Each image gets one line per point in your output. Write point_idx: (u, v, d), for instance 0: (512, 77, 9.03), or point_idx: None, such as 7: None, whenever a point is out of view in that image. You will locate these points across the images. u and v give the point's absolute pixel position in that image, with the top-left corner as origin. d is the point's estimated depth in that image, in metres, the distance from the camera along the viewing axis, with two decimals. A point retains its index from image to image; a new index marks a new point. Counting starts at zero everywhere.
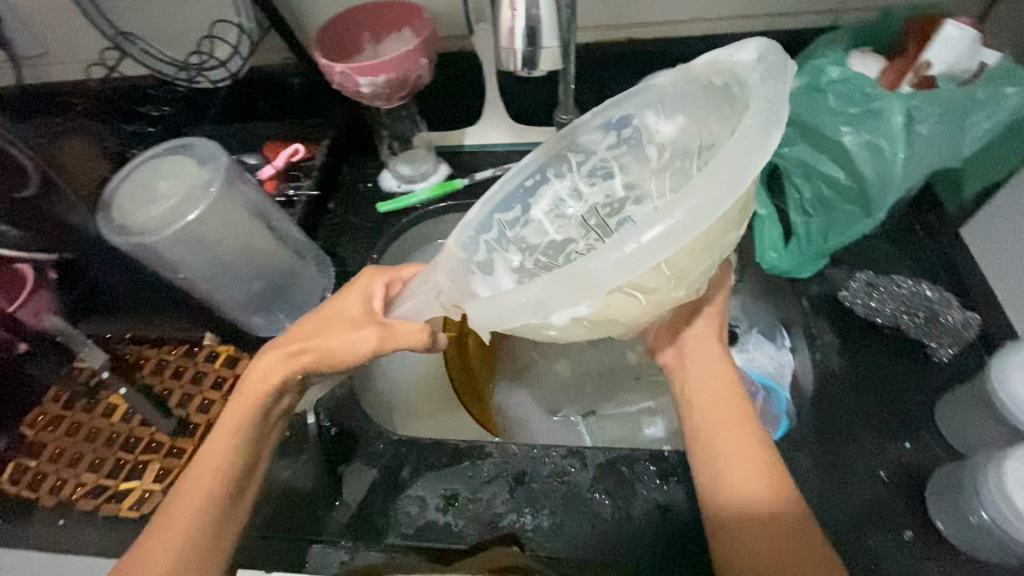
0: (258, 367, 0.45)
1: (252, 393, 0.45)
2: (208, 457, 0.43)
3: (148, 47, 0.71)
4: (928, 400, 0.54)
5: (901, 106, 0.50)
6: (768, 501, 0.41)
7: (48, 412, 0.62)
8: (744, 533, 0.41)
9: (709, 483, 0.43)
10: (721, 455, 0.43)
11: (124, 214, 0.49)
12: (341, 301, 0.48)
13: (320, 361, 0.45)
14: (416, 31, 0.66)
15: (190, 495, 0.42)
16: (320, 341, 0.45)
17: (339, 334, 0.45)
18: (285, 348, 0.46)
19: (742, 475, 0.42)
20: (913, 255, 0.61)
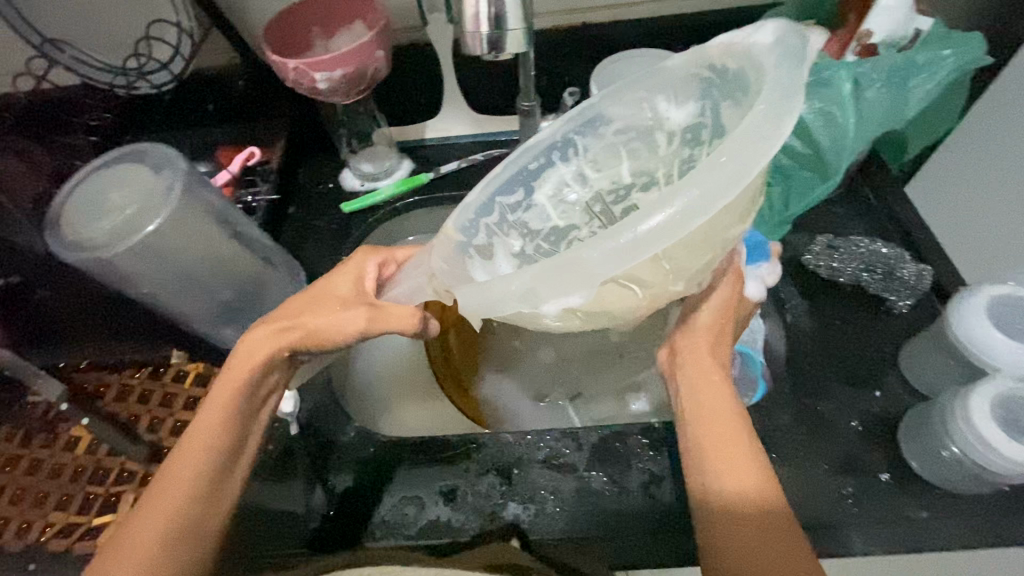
0: (246, 342, 0.43)
1: (238, 369, 0.43)
2: (194, 434, 0.41)
3: (80, 54, 0.66)
4: (892, 350, 0.57)
5: (848, 74, 0.54)
6: (755, 503, 0.37)
7: (2, 453, 0.57)
8: (730, 533, 0.37)
9: (698, 481, 0.39)
10: (711, 454, 0.39)
11: (74, 228, 0.46)
12: (330, 283, 0.47)
13: (307, 338, 0.44)
14: (369, 23, 0.64)
15: (171, 484, 0.39)
16: (309, 318, 0.44)
17: (326, 310, 0.44)
18: (272, 323, 0.44)
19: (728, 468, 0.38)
20: (867, 216, 0.65)
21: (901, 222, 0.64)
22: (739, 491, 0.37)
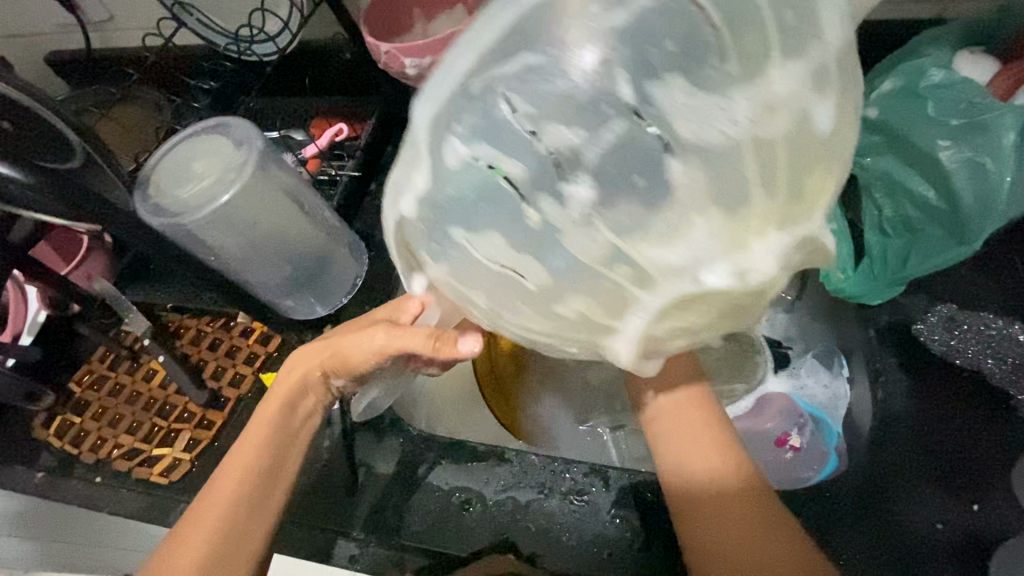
0: (291, 362, 0.46)
1: (278, 399, 0.46)
2: (230, 464, 0.43)
3: (203, 17, 0.70)
4: (1007, 459, 0.47)
5: (1016, 121, 0.44)
6: (736, 494, 0.36)
7: (94, 371, 0.64)
8: (711, 535, 0.36)
9: (679, 486, 0.38)
10: (693, 454, 0.38)
11: (160, 191, 0.51)
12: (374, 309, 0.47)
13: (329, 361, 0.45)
14: (468, 9, 0.62)
15: (204, 514, 0.41)
16: (331, 342, 0.45)
17: (349, 337, 0.44)
18: (306, 350, 0.46)
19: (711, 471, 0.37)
20: (1011, 289, 0.53)
21: None
22: (708, 482, 0.37)
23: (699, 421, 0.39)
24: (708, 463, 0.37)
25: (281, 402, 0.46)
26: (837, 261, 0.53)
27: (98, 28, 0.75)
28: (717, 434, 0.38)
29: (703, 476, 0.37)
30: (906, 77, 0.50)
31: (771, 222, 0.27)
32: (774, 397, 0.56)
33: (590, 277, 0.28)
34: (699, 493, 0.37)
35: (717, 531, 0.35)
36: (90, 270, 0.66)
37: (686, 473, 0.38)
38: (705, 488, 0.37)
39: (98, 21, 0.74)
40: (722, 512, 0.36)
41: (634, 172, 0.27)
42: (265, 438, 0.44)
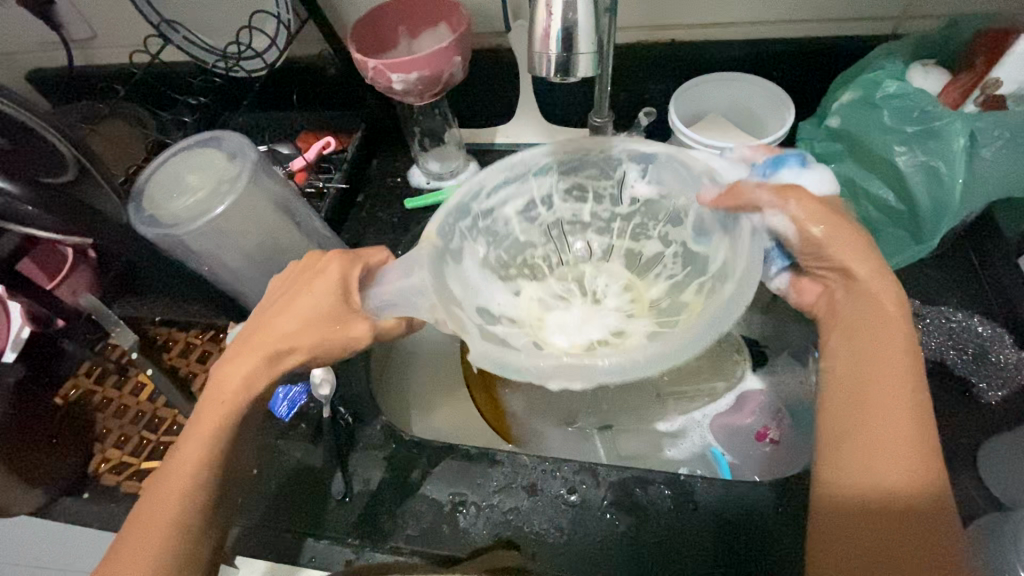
0: (237, 371, 0.44)
1: (227, 400, 0.43)
2: (175, 468, 0.42)
3: (191, 35, 0.70)
4: (971, 443, 0.50)
5: (965, 127, 0.47)
6: (901, 487, 0.37)
7: (80, 386, 0.64)
8: (850, 519, 0.38)
9: (831, 468, 0.40)
10: (854, 436, 0.40)
11: (154, 205, 0.52)
12: (313, 296, 0.46)
13: (274, 353, 0.45)
14: (451, 27, 0.64)
15: (168, 502, 0.41)
16: (286, 330, 0.45)
17: (306, 329, 0.45)
18: (268, 338, 0.45)
19: (868, 458, 0.38)
20: (966, 285, 0.57)
21: (1007, 297, 0.56)
22: (903, 485, 0.37)
23: (858, 398, 0.41)
24: (867, 443, 0.39)
25: (237, 401, 0.43)
26: None
27: (83, 46, 0.76)
28: (925, 437, 0.38)
29: (903, 476, 0.37)
30: (865, 88, 0.53)
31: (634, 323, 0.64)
32: (749, 395, 0.62)
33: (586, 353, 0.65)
34: (891, 494, 0.37)
35: (881, 527, 0.37)
36: (75, 287, 0.62)
37: (839, 455, 0.40)
38: (902, 492, 0.37)
39: (83, 39, 0.75)
40: (903, 515, 0.37)
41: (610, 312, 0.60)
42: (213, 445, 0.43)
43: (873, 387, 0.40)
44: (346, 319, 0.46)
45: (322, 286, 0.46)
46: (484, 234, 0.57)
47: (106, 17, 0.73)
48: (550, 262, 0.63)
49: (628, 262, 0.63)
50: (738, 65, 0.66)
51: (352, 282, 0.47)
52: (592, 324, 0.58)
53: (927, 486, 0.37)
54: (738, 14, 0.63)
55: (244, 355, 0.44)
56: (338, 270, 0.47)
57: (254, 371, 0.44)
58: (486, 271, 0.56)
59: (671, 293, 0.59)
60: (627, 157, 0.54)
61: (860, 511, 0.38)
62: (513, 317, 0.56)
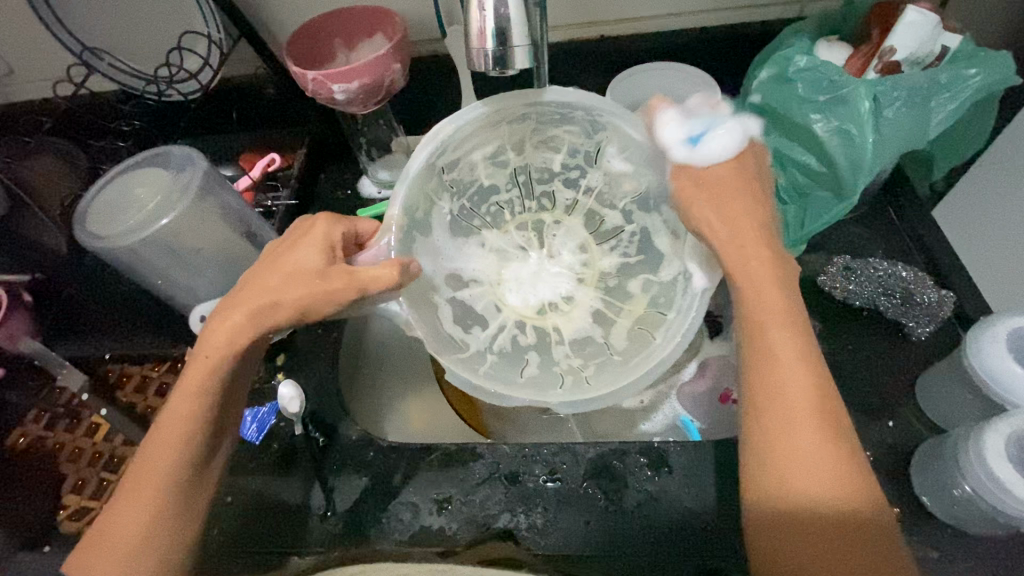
0: (220, 328, 0.43)
1: (211, 357, 0.43)
2: (166, 423, 0.43)
3: (117, 62, 0.68)
4: (908, 379, 0.54)
5: (868, 92, 0.52)
6: (832, 501, 0.37)
7: (29, 434, 0.60)
8: (782, 532, 0.37)
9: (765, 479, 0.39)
10: (789, 446, 0.38)
11: (99, 225, 0.50)
12: (297, 254, 0.45)
13: (261, 312, 0.43)
14: (388, 36, 0.65)
15: (163, 451, 0.42)
16: (269, 291, 0.44)
17: (288, 286, 0.43)
18: (253, 295, 0.44)
19: (795, 471, 0.38)
20: (887, 238, 0.63)
21: (925, 245, 0.61)
22: (826, 500, 0.37)
23: (790, 401, 0.39)
24: (796, 453, 0.38)
25: (226, 353, 0.43)
26: None
27: None
28: (824, 431, 0.38)
29: (814, 487, 0.37)
30: (779, 65, 0.57)
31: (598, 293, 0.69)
32: (711, 361, 0.65)
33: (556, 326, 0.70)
34: (813, 512, 0.37)
35: (803, 543, 0.37)
36: (14, 331, 0.61)
37: (772, 465, 0.38)
38: (824, 507, 0.37)
39: None
40: (833, 530, 0.36)
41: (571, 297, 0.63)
42: (199, 396, 0.43)
43: (774, 389, 0.40)
44: (332, 277, 0.44)
45: (308, 246, 0.45)
46: (450, 185, 0.58)
47: (22, 51, 0.70)
48: (515, 209, 0.64)
49: (586, 221, 0.63)
50: (663, 55, 0.70)
51: (336, 241, 0.46)
52: (542, 283, 0.62)
53: (855, 496, 0.37)
54: (659, 8, 0.67)
55: (231, 309, 0.44)
56: (325, 227, 0.46)
57: (240, 330, 0.43)
58: (447, 224, 0.59)
59: (623, 271, 0.61)
60: (618, 124, 0.53)
61: (795, 537, 0.37)
62: (469, 276, 0.60)
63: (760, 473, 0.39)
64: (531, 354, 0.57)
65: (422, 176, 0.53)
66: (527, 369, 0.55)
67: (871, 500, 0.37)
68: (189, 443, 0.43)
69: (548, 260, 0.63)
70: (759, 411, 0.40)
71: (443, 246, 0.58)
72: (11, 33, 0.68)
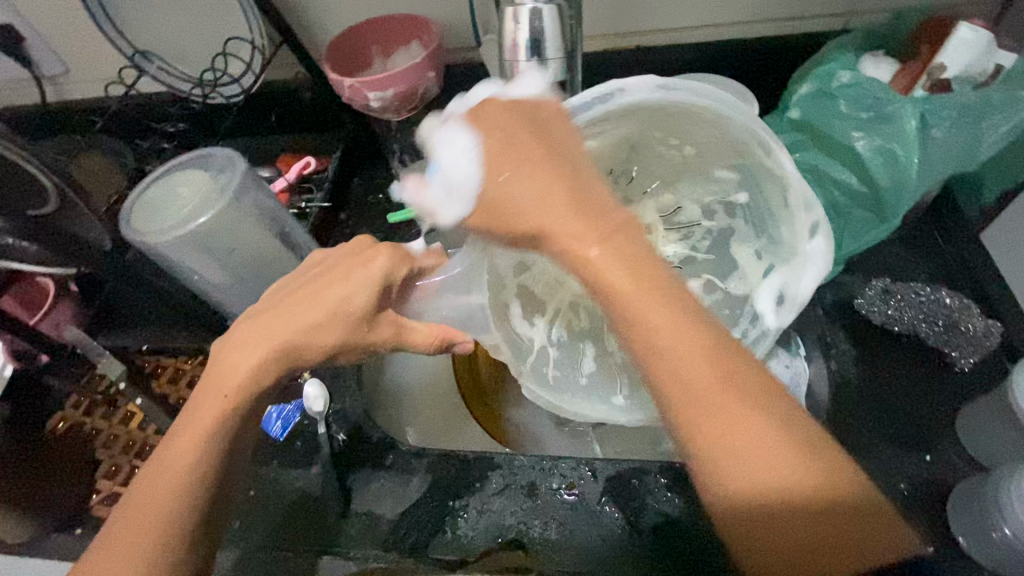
0: (241, 367, 0.39)
1: (229, 395, 0.39)
2: (150, 488, 0.37)
3: (166, 65, 0.71)
4: (948, 411, 0.52)
5: (916, 110, 0.50)
6: (806, 491, 0.29)
7: (68, 418, 0.63)
8: (763, 536, 0.29)
9: (735, 474, 0.30)
10: (731, 429, 0.30)
11: (139, 221, 0.53)
12: (342, 289, 0.41)
13: (292, 353, 0.40)
14: (424, 44, 0.66)
15: (154, 505, 0.36)
16: (302, 337, 0.40)
17: (332, 326, 0.40)
18: (282, 331, 0.40)
19: (768, 459, 0.29)
20: (931, 261, 0.60)
21: (972, 271, 0.58)
22: (773, 479, 0.29)
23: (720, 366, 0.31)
24: (744, 437, 0.30)
25: (241, 397, 0.39)
26: None
27: (55, 82, 0.77)
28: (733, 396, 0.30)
29: (786, 473, 0.29)
30: (820, 80, 0.56)
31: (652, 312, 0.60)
32: None
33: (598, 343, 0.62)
34: (785, 499, 0.29)
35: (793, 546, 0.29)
36: (58, 320, 0.64)
37: (736, 460, 0.30)
38: (783, 493, 0.29)
39: (57, 75, 0.76)
40: (811, 522, 0.29)
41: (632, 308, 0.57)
42: (203, 443, 0.38)
43: (663, 349, 0.32)
44: (377, 325, 0.42)
45: (354, 282, 0.41)
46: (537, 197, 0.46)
47: (77, 51, 0.73)
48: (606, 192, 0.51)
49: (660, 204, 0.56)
50: (699, 67, 0.69)
51: (397, 277, 0.43)
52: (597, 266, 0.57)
53: (841, 479, 0.29)
54: (698, 18, 0.66)
55: (252, 347, 0.40)
56: (384, 265, 0.42)
57: (263, 368, 0.39)
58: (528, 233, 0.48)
59: (687, 262, 0.56)
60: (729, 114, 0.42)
61: (756, 528, 0.29)
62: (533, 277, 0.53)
63: (720, 464, 0.30)
64: (588, 344, 0.55)
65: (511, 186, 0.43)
66: (585, 365, 0.54)
67: (820, 476, 0.29)
68: (176, 523, 0.37)
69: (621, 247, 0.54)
70: (655, 381, 0.32)
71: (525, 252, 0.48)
72: (69, 37, 0.72)
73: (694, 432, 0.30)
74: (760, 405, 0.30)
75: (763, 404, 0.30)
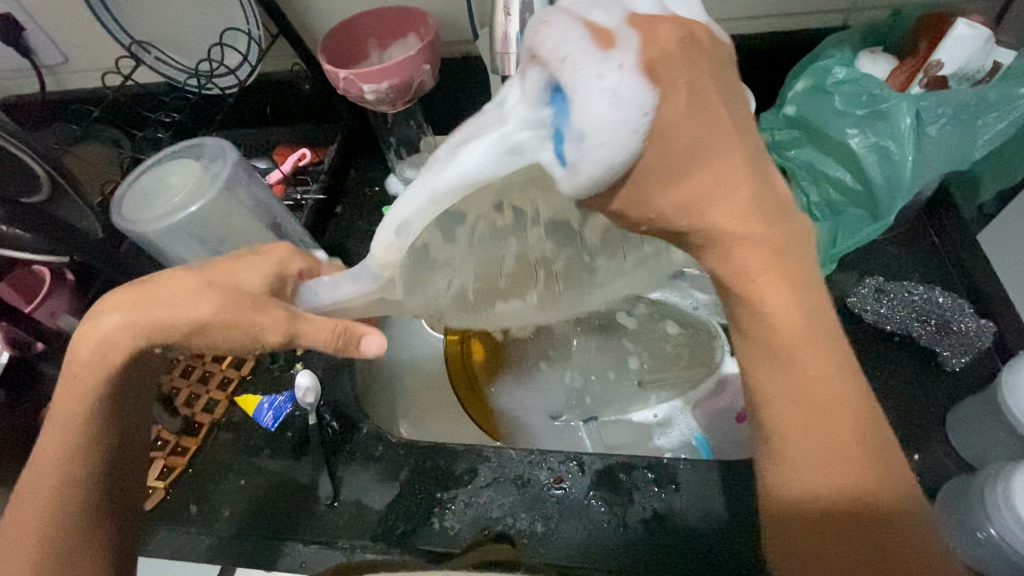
0: (121, 355, 0.38)
1: (82, 374, 0.38)
2: (38, 471, 0.38)
3: (163, 55, 0.71)
4: (939, 411, 0.52)
5: (910, 107, 0.49)
6: (857, 497, 0.29)
7: None
8: (810, 541, 0.30)
9: (787, 471, 0.31)
10: (795, 433, 0.31)
11: (132, 208, 0.53)
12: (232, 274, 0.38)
13: (150, 332, 0.37)
14: (420, 36, 0.66)
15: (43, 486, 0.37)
16: (157, 316, 0.37)
17: (197, 297, 0.37)
18: (134, 308, 0.37)
19: (825, 465, 0.30)
20: (926, 260, 0.60)
21: (967, 271, 0.58)
22: (830, 488, 0.30)
23: (785, 367, 0.31)
24: (809, 443, 0.30)
25: (100, 374, 0.38)
26: None
27: (54, 71, 0.77)
28: (840, 420, 0.30)
29: (850, 478, 0.30)
30: (817, 76, 0.56)
31: None
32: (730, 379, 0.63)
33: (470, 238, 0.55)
34: (837, 503, 0.30)
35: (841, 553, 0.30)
36: (53, 308, 0.65)
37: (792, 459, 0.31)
38: (835, 495, 0.30)
39: (56, 64, 0.76)
40: (856, 529, 0.29)
41: None
42: (80, 423, 0.38)
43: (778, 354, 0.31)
44: (272, 311, 0.38)
45: (246, 262, 0.39)
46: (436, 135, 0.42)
47: (76, 40, 0.74)
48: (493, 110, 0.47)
49: None
50: None
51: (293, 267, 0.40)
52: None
53: (890, 487, 0.30)
54: None
55: (132, 335, 0.38)
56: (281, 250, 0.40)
57: (124, 345, 0.38)
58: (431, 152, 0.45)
59: None
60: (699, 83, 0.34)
61: (806, 525, 0.30)
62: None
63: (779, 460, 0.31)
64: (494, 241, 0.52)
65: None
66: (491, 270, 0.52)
67: (886, 487, 0.30)
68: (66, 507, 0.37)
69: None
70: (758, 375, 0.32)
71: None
72: (68, 26, 0.72)
73: (776, 427, 0.31)
74: (867, 424, 0.31)
75: (834, 407, 0.31)
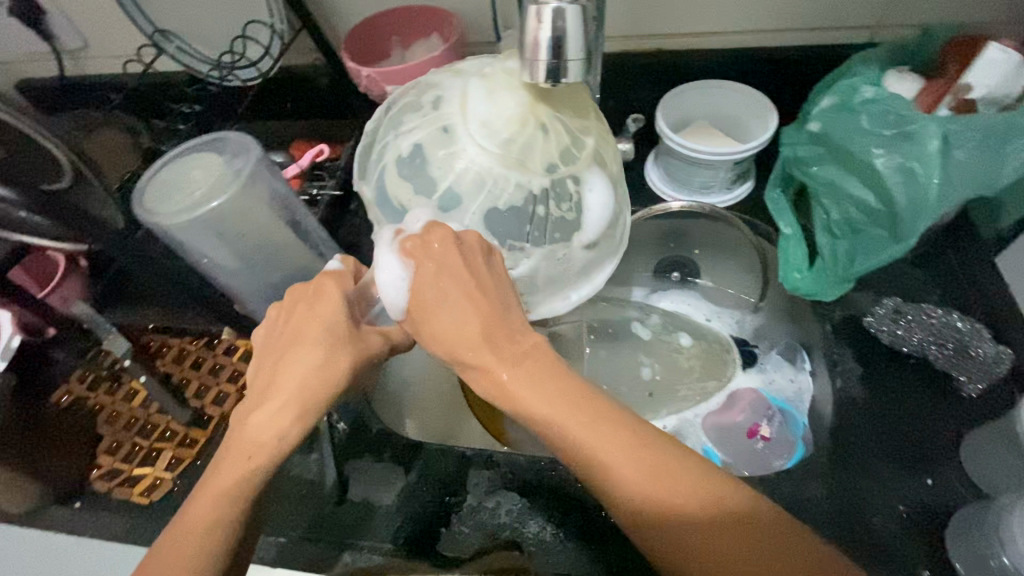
0: (264, 418, 0.41)
1: (258, 454, 0.40)
2: (183, 535, 0.37)
3: (185, 45, 0.71)
4: (954, 436, 0.51)
5: (937, 131, 0.49)
6: (680, 502, 0.33)
7: (73, 392, 0.63)
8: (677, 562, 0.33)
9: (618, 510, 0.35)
10: (612, 480, 0.34)
11: (155, 199, 0.53)
12: (333, 315, 0.43)
13: (309, 404, 0.41)
14: (444, 36, 0.66)
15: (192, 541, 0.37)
16: (308, 385, 0.41)
17: (337, 357, 0.42)
18: (295, 387, 0.41)
19: (643, 484, 0.34)
20: (943, 283, 0.59)
21: (985, 296, 0.58)
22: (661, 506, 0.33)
23: (590, 428, 0.35)
24: (628, 478, 0.34)
25: (272, 451, 0.40)
26: (790, 261, 0.60)
27: (74, 56, 0.77)
28: (636, 460, 0.34)
29: (666, 495, 0.33)
30: (844, 94, 0.55)
31: (500, 89, 0.44)
32: (743, 393, 0.64)
33: (426, 125, 0.45)
34: (669, 522, 0.33)
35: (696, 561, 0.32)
36: (67, 294, 0.65)
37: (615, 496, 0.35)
38: (670, 507, 0.33)
39: (76, 49, 0.77)
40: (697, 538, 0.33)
41: (489, 86, 0.44)
42: (235, 500, 0.38)
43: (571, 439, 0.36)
44: (372, 338, 0.44)
45: (325, 311, 0.43)
46: (511, 206, 0.45)
47: (98, 28, 0.74)
48: (552, 141, 0.44)
49: (596, 158, 0.46)
50: (720, 73, 0.68)
51: (357, 295, 0.45)
52: (512, 90, 0.44)
53: (709, 491, 0.34)
54: (722, 24, 0.65)
55: (268, 402, 0.41)
56: (343, 288, 0.44)
57: (290, 419, 0.41)
58: (487, 195, 0.44)
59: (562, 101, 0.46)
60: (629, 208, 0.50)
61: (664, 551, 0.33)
62: (448, 177, 0.44)
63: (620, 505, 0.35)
64: None
65: (515, 226, 0.46)
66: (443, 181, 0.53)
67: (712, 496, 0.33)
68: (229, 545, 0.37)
69: (549, 109, 0.44)
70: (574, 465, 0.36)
71: (466, 194, 0.44)
72: (89, 13, 0.72)
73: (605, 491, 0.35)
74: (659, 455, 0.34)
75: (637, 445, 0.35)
